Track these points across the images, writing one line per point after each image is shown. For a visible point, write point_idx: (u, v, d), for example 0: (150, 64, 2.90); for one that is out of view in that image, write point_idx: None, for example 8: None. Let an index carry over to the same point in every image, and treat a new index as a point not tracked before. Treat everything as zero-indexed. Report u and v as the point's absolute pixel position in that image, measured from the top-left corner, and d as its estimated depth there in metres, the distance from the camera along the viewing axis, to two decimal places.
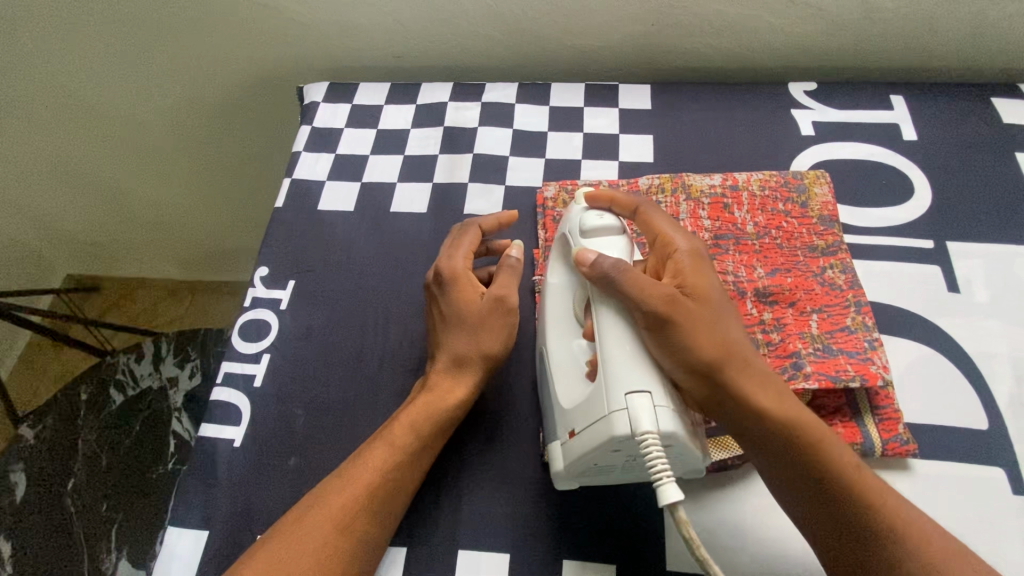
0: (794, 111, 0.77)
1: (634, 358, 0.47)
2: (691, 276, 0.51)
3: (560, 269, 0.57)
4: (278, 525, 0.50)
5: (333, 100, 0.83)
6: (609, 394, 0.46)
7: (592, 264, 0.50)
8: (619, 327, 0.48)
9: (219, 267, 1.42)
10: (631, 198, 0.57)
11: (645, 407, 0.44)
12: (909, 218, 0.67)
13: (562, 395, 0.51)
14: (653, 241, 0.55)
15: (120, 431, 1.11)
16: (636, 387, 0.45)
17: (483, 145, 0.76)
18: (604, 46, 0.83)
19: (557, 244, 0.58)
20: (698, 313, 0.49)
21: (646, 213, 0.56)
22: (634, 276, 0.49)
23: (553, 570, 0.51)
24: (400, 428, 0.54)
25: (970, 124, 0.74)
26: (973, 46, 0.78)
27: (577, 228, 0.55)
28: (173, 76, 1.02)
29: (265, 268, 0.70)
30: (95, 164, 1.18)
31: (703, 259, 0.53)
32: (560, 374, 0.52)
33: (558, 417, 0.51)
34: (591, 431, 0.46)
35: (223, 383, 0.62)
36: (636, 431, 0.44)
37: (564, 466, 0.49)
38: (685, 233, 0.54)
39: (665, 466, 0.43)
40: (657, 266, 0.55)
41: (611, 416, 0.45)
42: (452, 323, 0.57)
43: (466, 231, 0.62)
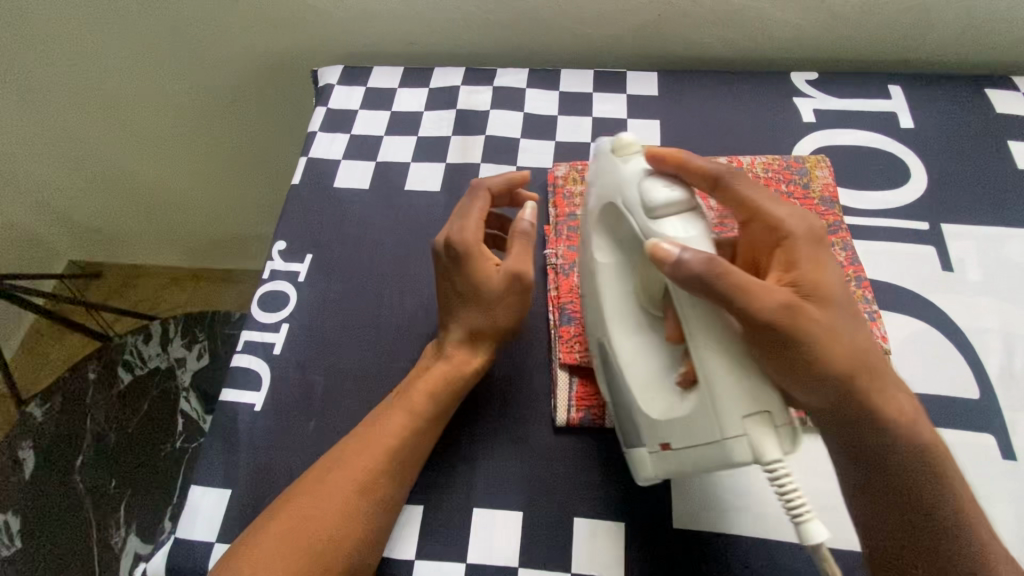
0: (796, 98, 0.79)
1: (740, 376, 0.42)
2: (803, 267, 0.47)
3: (608, 244, 0.54)
4: (305, 478, 0.52)
5: (348, 83, 0.85)
6: (722, 419, 0.42)
7: (677, 265, 0.43)
8: (718, 338, 0.43)
9: (224, 256, 1.44)
10: (710, 167, 0.50)
11: (764, 434, 0.42)
12: (907, 201, 0.70)
13: (645, 402, 0.48)
14: (749, 219, 0.50)
15: (129, 410, 1.12)
16: (752, 412, 0.42)
17: (495, 127, 0.79)
18: (613, 35, 0.85)
19: (608, 218, 0.53)
20: (817, 314, 0.45)
21: (734, 185, 0.51)
22: (737, 279, 0.42)
23: (565, 526, 0.54)
24: (419, 396, 0.55)
25: (965, 114, 0.77)
26: (968, 40, 0.81)
27: (643, 207, 0.48)
28: (187, 62, 1.03)
29: (283, 242, 0.71)
30: (105, 148, 1.19)
31: (815, 242, 0.49)
32: (636, 378, 0.50)
33: (642, 424, 0.49)
34: (697, 451, 0.44)
35: (243, 350, 0.64)
36: (762, 461, 0.42)
37: (659, 472, 0.49)
38: (790, 211, 0.50)
39: (801, 495, 0.41)
40: (756, 244, 0.51)
41: (726, 443, 0.42)
42: (467, 298, 0.57)
43: (476, 194, 0.60)
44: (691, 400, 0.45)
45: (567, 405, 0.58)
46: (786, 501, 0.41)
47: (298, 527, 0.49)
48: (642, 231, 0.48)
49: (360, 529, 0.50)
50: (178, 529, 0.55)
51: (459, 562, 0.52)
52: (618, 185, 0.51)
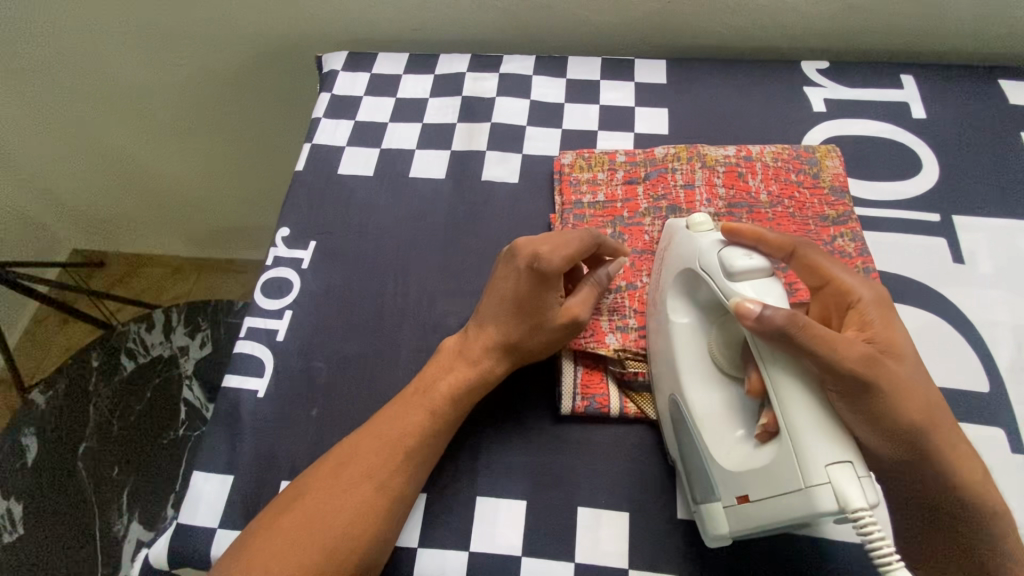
0: (807, 87, 0.78)
1: (826, 425, 0.42)
2: (880, 329, 0.48)
3: (686, 306, 0.54)
4: (317, 466, 0.52)
5: (352, 69, 0.84)
6: (805, 466, 0.42)
7: (761, 320, 0.44)
8: (802, 392, 0.43)
9: (226, 245, 1.43)
10: (782, 238, 0.52)
11: (850, 480, 0.40)
12: (917, 192, 0.69)
13: (721, 455, 0.48)
14: (821, 283, 0.51)
15: (132, 397, 1.12)
16: (836, 457, 0.41)
17: (501, 114, 0.78)
18: (621, 22, 0.84)
19: (682, 279, 0.54)
20: (897, 374, 0.45)
21: (804, 253, 0.52)
22: (820, 333, 0.43)
23: (570, 516, 0.53)
24: (441, 397, 0.55)
25: (978, 104, 0.76)
26: (983, 29, 0.80)
27: (720, 269, 0.49)
28: (191, 49, 1.02)
29: (287, 229, 0.71)
30: (109, 136, 1.18)
31: (888, 308, 0.49)
32: (712, 433, 0.49)
33: (718, 477, 0.48)
34: (779, 501, 0.43)
35: (246, 336, 0.63)
36: (847, 509, 0.40)
37: (735, 530, 0.47)
38: (859, 277, 0.50)
39: (889, 547, 0.39)
40: (826, 310, 0.51)
41: (811, 490, 0.41)
42: (519, 312, 0.56)
43: (585, 233, 0.58)
44: (773, 450, 0.44)
45: (572, 394, 0.57)
46: (873, 552, 0.39)
47: (313, 522, 0.49)
48: (721, 290, 0.48)
49: (375, 528, 0.49)
50: (181, 514, 0.55)
51: (462, 550, 0.52)
52: (694, 251, 0.52)
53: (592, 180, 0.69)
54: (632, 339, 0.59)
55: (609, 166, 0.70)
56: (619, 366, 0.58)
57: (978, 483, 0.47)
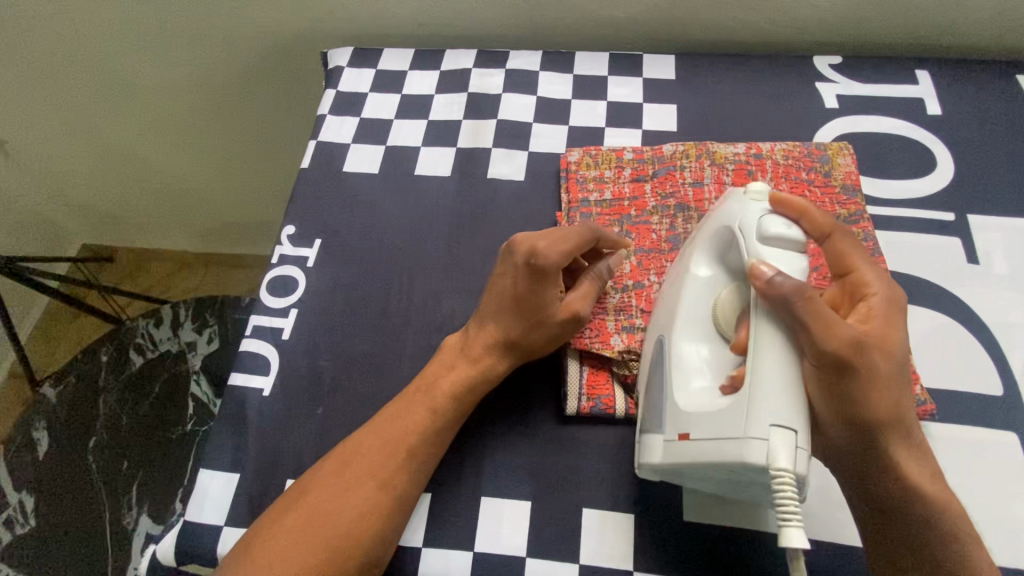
0: (819, 83, 0.77)
1: (789, 392, 0.42)
2: (884, 327, 0.46)
3: (710, 261, 0.53)
4: (321, 464, 0.52)
5: (358, 64, 0.84)
6: (750, 418, 0.42)
7: (770, 283, 0.43)
8: (784, 358, 0.43)
9: (233, 239, 1.44)
10: (827, 219, 0.49)
11: (786, 445, 0.41)
12: (931, 191, 0.68)
13: (681, 394, 0.48)
14: (844, 271, 0.50)
15: (140, 392, 1.12)
16: (783, 421, 0.41)
17: (507, 111, 0.77)
18: (630, 17, 0.83)
19: (712, 235, 0.52)
20: (882, 369, 0.44)
21: (840, 239, 0.50)
22: (819, 309, 0.43)
23: (575, 518, 0.53)
24: (443, 396, 0.54)
25: (994, 101, 0.74)
26: (1001, 23, 0.78)
27: (755, 227, 0.47)
28: (196, 44, 1.02)
29: (292, 227, 0.71)
30: (115, 131, 1.18)
31: (900, 309, 0.47)
32: (682, 376, 0.49)
33: (670, 412, 0.48)
34: (715, 445, 0.43)
35: (252, 335, 0.63)
36: (771, 465, 0.41)
37: (665, 461, 0.47)
38: (883, 274, 0.49)
39: (794, 505, 0.40)
40: (838, 298, 0.50)
41: (746, 440, 0.41)
42: (518, 308, 0.55)
43: (584, 230, 0.57)
44: (728, 400, 0.44)
45: (577, 395, 0.56)
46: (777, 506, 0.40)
47: (316, 522, 0.48)
48: (745, 247, 0.47)
49: (379, 527, 0.49)
50: (186, 512, 0.55)
51: (467, 550, 0.52)
52: (736, 208, 0.51)
53: (599, 178, 0.68)
54: (637, 340, 0.58)
55: (616, 163, 0.69)
56: (624, 368, 0.58)
57: (926, 479, 0.46)
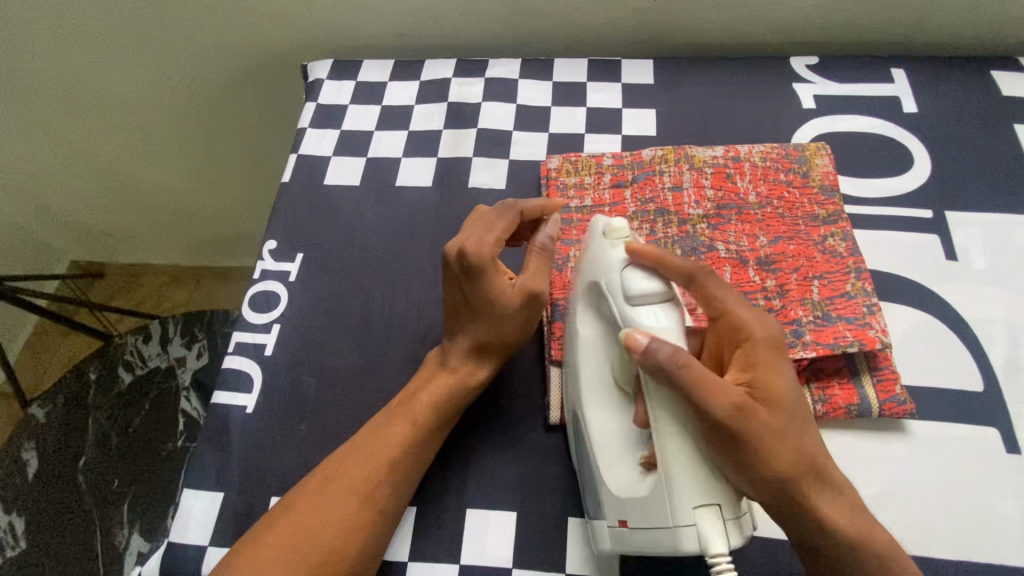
0: (796, 84, 0.77)
1: (698, 466, 0.43)
2: (765, 371, 0.46)
3: (591, 319, 0.52)
4: (305, 482, 0.52)
5: (338, 77, 0.84)
6: (674, 507, 0.43)
7: (647, 352, 0.43)
8: (676, 428, 0.43)
9: (221, 253, 1.43)
10: (686, 263, 0.48)
11: (711, 522, 0.42)
12: (909, 188, 0.68)
13: (605, 475, 0.47)
14: (714, 316, 0.49)
15: (130, 410, 1.12)
16: (704, 501, 0.42)
17: (487, 120, 0.77)
18: (608, 23, 0.83)
19: (588, 292, 0.52)
20: (768, 421, 0.44)
21: (706, 282, 0.49)
22: (701, 377, 0.42)
23: (559, 528, 0.53)
24: (421, 406, 0.54)
25: (969, 97, 0.75)
26: (976, 19, 0.78)
27: (620, 291, 0.47)
28: (175, 60, 1.01)
29: (273, 242, 0.71)
30: (96, 147, 1.18)
31: (778, 348, 0.47)
32: (602, 452, 0.48)
33: (604, 498, 0.47)
34: (652, 535, 0.45)
35: (234, 352, 0.63)
36: (708, 552, 0.42)
37: (614, 547, 0.47)
38: (756, 313, 0.48)
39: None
40: (719, 346, 0.49)
41: (677, 530, 0.43)
42: (473, 312, 0.55)
43: (506, 214, 0.57)
44: (651, 483, 0.45)
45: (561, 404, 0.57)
46: None
47: (301, 536, 0.48)
48: (620, 314, 0.47)
49: (362, 540, 0.49)
50: (170, 533, 0.55)
51: (453, 563, 0.52)
52: (600, 263, 0.50)
53: (579, 184, 0.69)
54: None
55: (596, 169, 0.69)
56: None
57: (857, 524, 0.46)
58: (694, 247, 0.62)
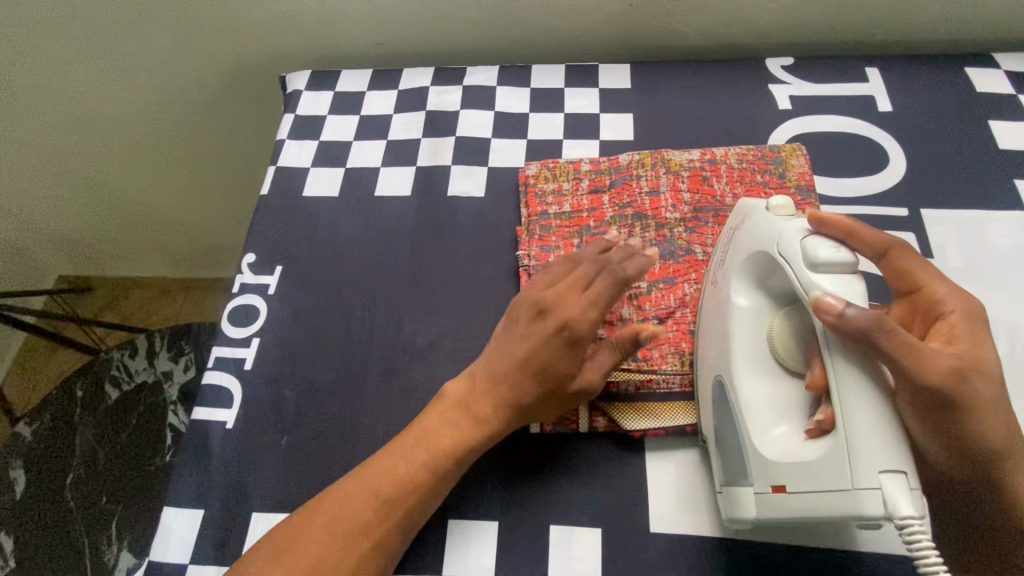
0: (772, 85, 0.78)
1: (889, 433, 0.40)
2: (969, 344, 0.45)
3: (749, 288, 0.52)
4: (286, 520, 0.50)
5: (316, 87, 0.84)
6: (856, 471, 0.41)
7: (841, 319, 0.42)
8: (873, 392, 0.41)
9: (208, 264, 1.42)
10: (883, 236, 0.48)
11: (901, 491, 0.40)
12: (884, 187, 0.69)
13: (760, 443, 0.47)
14: (911, 288, 0.49)
15: (118, 424, 1.11)
16: (893, 467, 0.40)
17: (465, 128, 0.77)
18: (585, 28, 0.84)
19: (747, 261, 0.52)
20: (977, 392, 0.43)
21: (899, 255, 0.49)
22: (905, 340, 0.41)
23: (543, 536, 0.53)
24: (442, 455, 0.51)
25: (943, 95, 0.75)
26: (948, 17, 0.79)
27: (801, 256, 0.46)
28: (153, 71, 1.01)
29: (252, 255, 0.70)
30: (77, 159, 1.16)
31: (981, 323, 0.47)
32: (754, 421, 0.49)
33: (752, 463, 0.47)
34: (819, 497, 0.43)
35: (213, 367, 0.63)
36: (893, 515, 0.39)
37: (760, 514, 0.47)
38: (955, 288, 0.48)
39: (932, 552, 0.39)
40: (908, 317, 0.49)
41: (857, 492, 0.40)
42: (533, 373, 0.52)
43: (612, 278, 0.54)
44: (824, 446, 0.43)
45: None
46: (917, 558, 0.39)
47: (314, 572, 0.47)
48: (798, 280, 0.46)
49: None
50: (150, 553, 0.54)
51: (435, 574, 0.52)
52: (771, 233, 0.49)
53: (557, 191, 0.69)
54: None
55: (574, 175, 0.69)
56: None
57: None
58: (671, 250, 0.63)
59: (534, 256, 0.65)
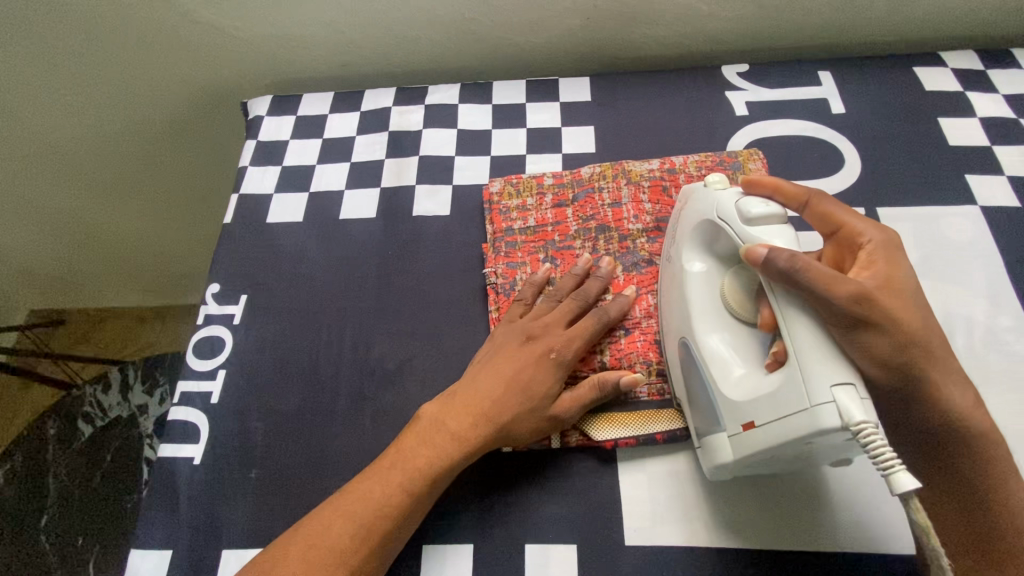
0: (728, 92, 0.79)
1: (831, 354, 0.41)
2: (886, 266, 0.46)
3: (700, 254, 0.54)
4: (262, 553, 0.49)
5: (277, 112, 0.83)
6: (809, 386, 0.41)
7: (767, 263, 0.44)
8: (806, 321, 0.43)
9: (177, 290, 1.32)
10: (798, 187, 0.51)
11: (853, 400, 0.39)
12: (841, 188, 0.70)
13: (727, 387, 0.48)
14: (833, 229, 0.50)
15: (90, 464, 1.06)
16: (841, 379, 0.40)
17: (429, 147, 0.77)
18: (544, 43, 0.85)
19: (694, 228, 0.54)
20: (899, 310, 0.44)
21: (819, 202, 0.51)
22: (822, 272, 0.42)
23: (518, 554, 0.52)
24: (417, 477, 0.51)
25: (893, 95, 0.77)
26: (897, 19, 0.81)
27: (736, 215, 0.49)
28: (109, 100, 0.99)
29: (217, 285, 0.70)
30: (31, 190, 1.10)
31: (896, 247, 0.48)
32: (718, 368, 0.49)
33: (724, 409, 0.47)
34: (782, 423, 0.42)
35: (180, 403, 0.62)
36: (849, 423, 0.39)
37: (737, 457, 0.46)
38: (870, 220, 0.49)
39: (891, 452, 0.38)
40: (837, 256, 0.50)
41: (814, 409, 0.40)
42: (508, 390, 0.54)
43: (596, 315, 0.57)
44: (781, 377, 0.43)
45: None
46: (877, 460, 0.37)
47: None
48: (740, 237, 0.48)
49: None
50: None
51: None
52: (710, 202, 0.52)
53: (521, 206, 0.69)
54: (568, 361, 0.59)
55: (537, 190, 0.70)
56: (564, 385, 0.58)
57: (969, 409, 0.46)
58: (634, 262, 0.63)
59: (501, 273, 0.65)
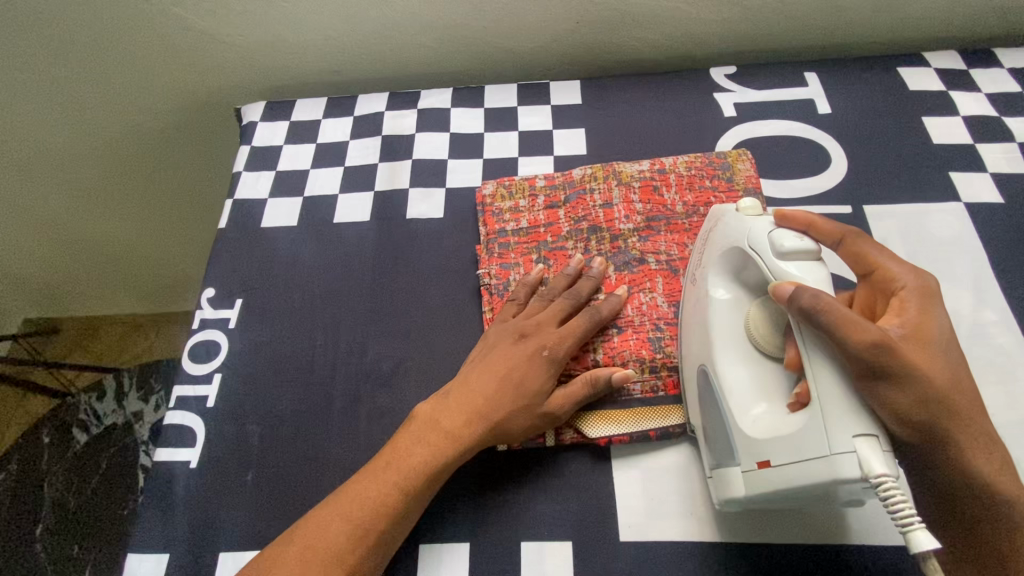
0: (716, 94, 0.80)
1: (853, 402, 0.41)
2: (918, 315, 0.46)
3: (727, 281, 0.54)
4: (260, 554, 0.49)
5: (270, 118, 0.84)
6: (831, 431, 0.41)
7: (792, 301, 0.44)
8: (829, 366, 0.42)
9: (173, 296, 1.31)
10: (835, 225, 0.51)
11: (873, 451, 0.40)
12: (827, 186, 0.71)
13: (745, 423, 0.48)
14: (868, 270, 0.50)
15: (85, 473, 1.05)
16: (863, 429, 0.40)
17: (421, 150, 0.78)
18: (535, 47, 0.86)
19: (720, 256, 0.54)
20: (927, 363, 0.43)
21: (854, 242, 0.51)
22: (847, 316, 0.41)
23: (514, 552, 0.53)
24: (411, 475, 0.51)
25: (878, 95, 0.79)
26: (881, 21, 0.82)
27: (767, 245, 0.48)
28: (102, 107, 0.99)
29: (212, 289, 0.70)
30: (24, 197, 1.09)
31: (933, 297, 0.47)
32: (738, 400, 0.49)
33: (740, 444, 0.47)
34: (801, 467, 0.42)
35: (176, 406, 0.62)
36: (868, 475, 0.39)
37: (751, 492, 0.47)
38: (908, 266, 0.49)
39: (910, 509, 0.38)
40: (870, 299, 0.50)
41: (834, 457, 0.40)
42: (501, 387, 0.54)
43: (587, 313, 0.58)
44: (803, 417, 0.43)
45: None
46: (895, 516, 0.37)
47: None
48: (768, 268, 0.48)
49: None
50: None
51: None
52: (741, 231, 0.52)
53: (514, 208, 0.70)
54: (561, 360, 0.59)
55: (529, 192, 0.71)
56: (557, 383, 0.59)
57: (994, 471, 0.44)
58: (626, 261, 0.64)
59: (494, 274, 0.66)
